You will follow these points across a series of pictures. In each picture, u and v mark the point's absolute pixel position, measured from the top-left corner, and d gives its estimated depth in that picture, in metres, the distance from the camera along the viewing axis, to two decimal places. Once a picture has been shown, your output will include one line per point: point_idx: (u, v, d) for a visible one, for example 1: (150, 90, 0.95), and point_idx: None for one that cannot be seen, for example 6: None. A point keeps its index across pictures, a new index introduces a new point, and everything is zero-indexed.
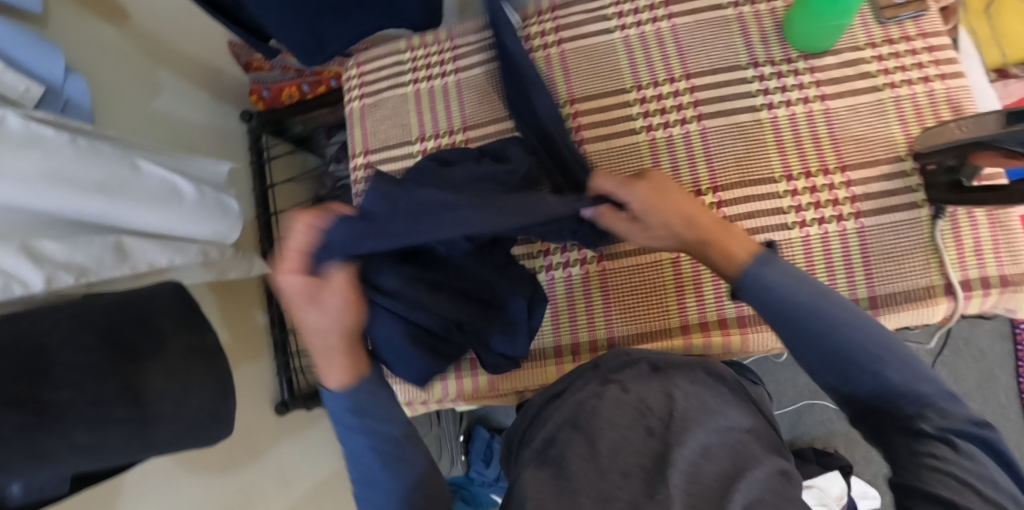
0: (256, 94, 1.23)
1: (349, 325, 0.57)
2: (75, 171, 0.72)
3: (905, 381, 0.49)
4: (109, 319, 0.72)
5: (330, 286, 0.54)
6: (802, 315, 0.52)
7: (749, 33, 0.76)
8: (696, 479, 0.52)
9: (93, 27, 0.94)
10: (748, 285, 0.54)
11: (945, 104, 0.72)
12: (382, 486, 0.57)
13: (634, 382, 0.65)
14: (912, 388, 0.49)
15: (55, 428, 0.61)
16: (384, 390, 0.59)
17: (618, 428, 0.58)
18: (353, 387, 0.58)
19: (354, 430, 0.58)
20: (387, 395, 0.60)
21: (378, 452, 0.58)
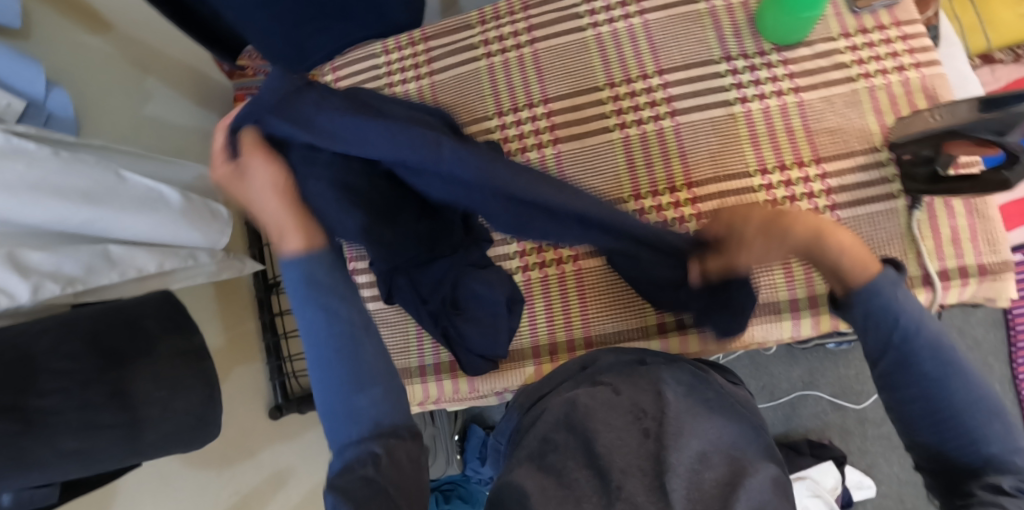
0: (241, 101, 1.24)
1: (295, 190, 0.55)
2: (60, 180, 0.71)
3: (996, 431, 0.50)
4: (96, 327, 0.70)
5: (261, 152, 0.54)
6: (905, 332, 0.53)
7: (721, 27, 0.76)
8: (697, 485, 0.51)
9: (74, 36, 0.94)
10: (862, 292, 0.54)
11: (921, 93, 0.71)
12: (347, 386, 0.52)
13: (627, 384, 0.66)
14: (995, 440, 0.50)
15: (42, 435, 0.60)
16: (347, 291, 0.55)
17: (613, 429, 0.58)
18: (309, 252, 0.54)
19: (315, 308, 0.53)
20: (346, 278, 0.55)
21: (338, 337, 0.53)
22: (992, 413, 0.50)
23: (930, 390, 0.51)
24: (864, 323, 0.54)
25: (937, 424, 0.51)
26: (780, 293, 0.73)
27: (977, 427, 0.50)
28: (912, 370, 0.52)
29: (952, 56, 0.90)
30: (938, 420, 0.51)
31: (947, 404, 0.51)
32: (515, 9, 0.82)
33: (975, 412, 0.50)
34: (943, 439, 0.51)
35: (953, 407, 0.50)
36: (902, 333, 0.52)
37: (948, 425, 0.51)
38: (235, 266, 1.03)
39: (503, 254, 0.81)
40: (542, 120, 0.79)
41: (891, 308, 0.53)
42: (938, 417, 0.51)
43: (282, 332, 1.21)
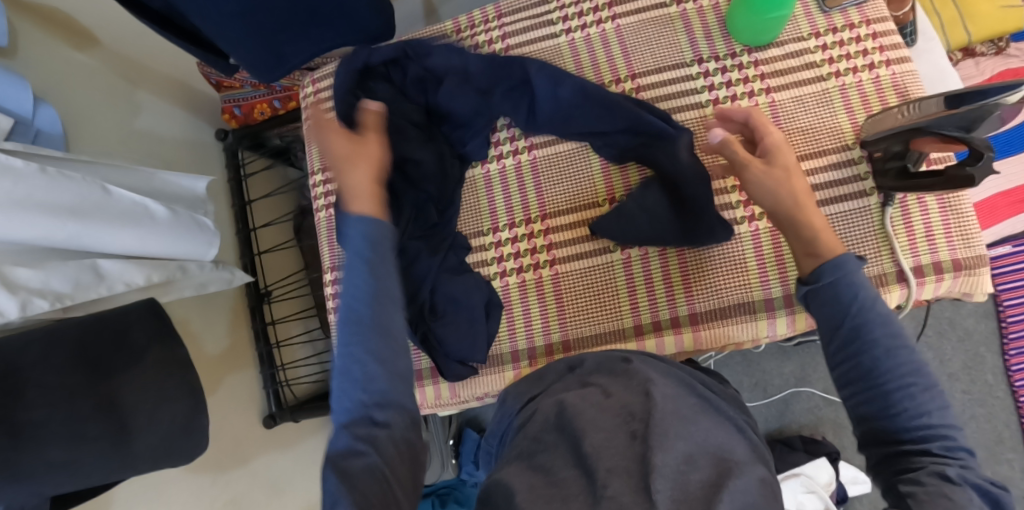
0: (228, 113, 1.25)
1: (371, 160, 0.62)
2: (46, 197, 0.71)
3: (937, 409, 0.49)
4: (83, 338, 0.71)
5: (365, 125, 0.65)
6: (856, 309, 0.53)
7: (693, 29, 0.78)
8: (682, 486, 0.48)
9: (62, 51, 0.92)
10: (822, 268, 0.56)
11: (892, 90, 0.72)
12: (363, 355, 0.52)
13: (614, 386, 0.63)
14: (936, 417, 0.49)
15: (29, 448, 0.61)
16: (379, 282, 0.55)
17: (601, 430, 0.55)
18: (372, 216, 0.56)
19: (362, 271, 0.54)
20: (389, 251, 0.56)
21: (371, 304, 0.53)
22: (934, 391, 0.50)
23: (883, 366, 0.51)
24: (828, 297, 0.54)
25: (882, 402, 0.51)
26: (755, 293, 0.73)
27: (920, 404, 0.49)
28: (866, 345, 0.52)
29: (931, 51, 0.89)
30: (884, 400, 0.51)
31: (895, 380, 0.50)
32: (490, 18, 0.84)
33: (922, 387, 0.50)
34: (888, 418, 0.50)
35: (901, 382, 0.50)
36: (859, 308, 0.53)
37: (892, 404, 0.50)
38: (223, 278, 1.01)
39: (480, 260, 0.83)
40: (520, 140, 0.83)
41: (852, 283, 0.54)
42: (886, 393, 0.50)
43: (275, 340, 1.20)
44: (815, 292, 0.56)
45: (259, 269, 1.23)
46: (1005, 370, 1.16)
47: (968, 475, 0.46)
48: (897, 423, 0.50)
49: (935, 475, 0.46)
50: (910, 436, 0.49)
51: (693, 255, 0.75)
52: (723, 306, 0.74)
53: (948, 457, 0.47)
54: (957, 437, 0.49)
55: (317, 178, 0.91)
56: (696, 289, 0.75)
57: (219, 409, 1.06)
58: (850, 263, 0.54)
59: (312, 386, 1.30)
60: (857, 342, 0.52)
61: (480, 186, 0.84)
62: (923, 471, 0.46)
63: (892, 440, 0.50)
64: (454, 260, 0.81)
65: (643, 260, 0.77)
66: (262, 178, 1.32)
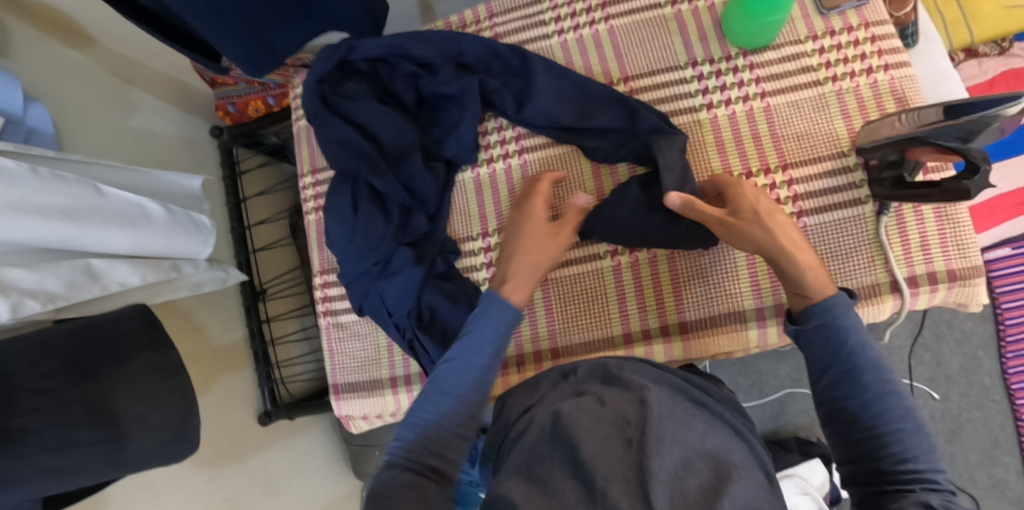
0: (223, 110, 1.21)
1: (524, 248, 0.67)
2: (37, 197, 0.68)
3: (925, 452, 0.50)
4: (73, 342, 0.69)
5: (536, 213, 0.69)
6: (848, 352, 0.54)
7: (687, 31, 0.77)
8: (680, 491, 0.48)
9: (51, 43, 0.89)
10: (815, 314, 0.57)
11: (890, 96, 0.70)
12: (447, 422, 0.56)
13: (611, 393, 0.61)
14: (923, 459, 0.50)
15: (19, 454, 0.60)
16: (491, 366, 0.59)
17: (597, 438, 0.54)
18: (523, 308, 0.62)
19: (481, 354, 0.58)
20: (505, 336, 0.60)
21: (474, 382, 0.58)
22: (921, 435, 0.51)
23: (871, 407, 0.52)
24: (817, 338, 0.56)
25: (869, 439, 0.52)
26: (745, 303, 0.73)
27: (907, 445, 0.50)
28: (856, 385, 0.53)
29: (931, 51, 0.87)
30: (870, 438, 0.52)
31: (882, 421, 0.52)
32: (482, 17, 0.85)
33: (909, 430, 0.51)
34: (874, 457, 0.51)
35: (888, 423, 0.51)
36: (851, 350, 0.54)
37: (879, 442, 0.51)
38: (218, 277, 0.98)
39: (470, 265, 0.82)
40: (510, 143, 0.82)
41: (845, 324, 0.55)
42: (873, 432, 0.52)
43: (270, 339, 1.20)
44: (806, 332, 0.57)
45: (255, 267, 1.22)
46: (1003, 373, 1.15)
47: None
48: (885, 460, 0.51)
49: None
50: (896, 474, 0.50)
51: (684, 263, 0.75)
52: (712, 315, 0.74)
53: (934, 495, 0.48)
54: (944, 480, 0.50)
55: (307, 180, 0.91)
56: (686, 297, 0.75)
57: (213, 408, 1.06)
58: (842, 304, 0.55)
59: (308, 383, 1.31)
60: (848, 383, 0.54)
61: (470, 189, 0.84)
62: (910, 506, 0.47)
63: (879, 479, 0.51)
64: (441, 266, 0.81)
65: (634, 267, 0.77)
66: (257, 175, 1.30)
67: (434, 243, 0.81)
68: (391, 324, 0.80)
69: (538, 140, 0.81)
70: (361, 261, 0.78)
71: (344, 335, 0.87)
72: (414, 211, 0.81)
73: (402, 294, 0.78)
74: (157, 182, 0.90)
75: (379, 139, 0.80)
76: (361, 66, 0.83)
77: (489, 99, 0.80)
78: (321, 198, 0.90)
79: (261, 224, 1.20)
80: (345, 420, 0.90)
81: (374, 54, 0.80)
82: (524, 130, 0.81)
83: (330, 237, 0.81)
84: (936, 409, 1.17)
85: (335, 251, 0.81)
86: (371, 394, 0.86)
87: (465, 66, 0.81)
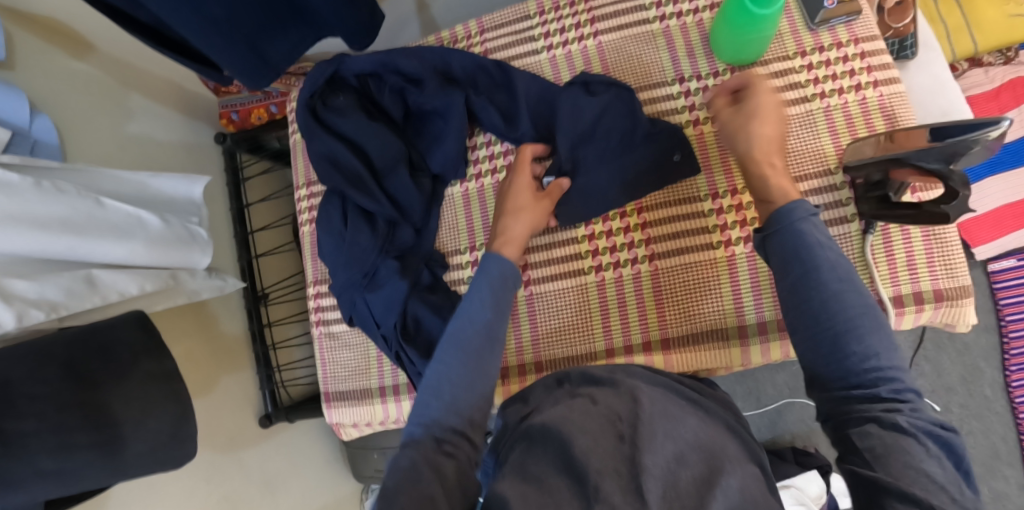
0: (226, 118, 1.26)
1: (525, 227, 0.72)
2: (39, 211, 0.70)
3: (885, 350, 0.48)
4: (71, 351, 0.72)
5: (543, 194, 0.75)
6: (811, 258, 0.51)
7: (675, 46, 0.79)
8: (672, 483, 0.49)
9: (55, 55, 0.92)
10: (787, 223, 0.54)
11: (879, 112, 0.70)
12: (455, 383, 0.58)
13: (603, 393, 0.62)
14: (885, 358, 0.48)
15: (20, 456, 0.63)
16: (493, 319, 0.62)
17: (588, 432, 0.54)
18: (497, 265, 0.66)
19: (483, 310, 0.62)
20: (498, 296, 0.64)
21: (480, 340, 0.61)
22: (881, 331, 0.49)
23: (834, 307, 0.50)
24: (782, 240, 0.53)
25: (830, 348, 0.49)
26: (728, 319, 0.74)
27: (871, 349, 0.48)
28: (814, 288, 0.51)
29: (931, 63, 0.86)
30: (831, 343, 0.49)
31: (843, 326, 0.49)
32: (473, 33, 0.89)
33: (868, 330, 0.49)
34: (842, 367, 0.49)
35: (851, 325, 0.49)
36: (811, 253, 0.51)
37: (841, 350, 0.49)
38: (216, 284, 1.00)
39: (458, 278, 0.84)
40: (498, 158, 0.84)
41: (804, 231, 0.53)
42: (835, 340, 0.49)
43: (271, 342, 1.22)
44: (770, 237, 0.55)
45: (257, 271, 1.24)
46: (1006, 385, 1.13)
47: (919, 419, 0.46)
48: (846, 364, 0.48)
49: (885, 426, 0.46)
50: (860, 380, 0.48)
51: (668, 278, 0.76)
52: (696, 331, 0.74)
53: (899, 404, 0.47)
54: (903, 377, 0.48)
55: (303, 192, 0.94)
56: (671, 313, 0.76)
57: (214, 410, 1.08)
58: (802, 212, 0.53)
59: (307, 386, 1.33)
60: (806, 290, 0.51)
61: (458, 203, 0.86)
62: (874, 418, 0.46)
63: (839, 387, 0.49)
64: (427, 278, 0.83)
65: (618, 283, 0.78)
66: (260, 181, 1.32)
67: (421, 256, 0.84)
68: (379, 335, 0.82)
69: None
70: (348, 273, 0.82)
71: (335, 345, 0.90)
72: (401, 225, 0.83)
73: (388, 306, 0.80)
74: (159, 193, 0.93)
75: (366, 152, 0.82)
76: (351, 81, 0.86)
77: (475, 116, 0.83)
78: (314, 209, 0.92)
79: (264, 229, 1.23)
80: (336, 427, 0.92)
81: (363, 70, 0.83)
82: (512, 145, 0.83)
83: (321, 248, 0.84)
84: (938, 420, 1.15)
85: (326, 263, 0.85)
86: (360, 402, 0.88)
87: (451, 77, 0.84)
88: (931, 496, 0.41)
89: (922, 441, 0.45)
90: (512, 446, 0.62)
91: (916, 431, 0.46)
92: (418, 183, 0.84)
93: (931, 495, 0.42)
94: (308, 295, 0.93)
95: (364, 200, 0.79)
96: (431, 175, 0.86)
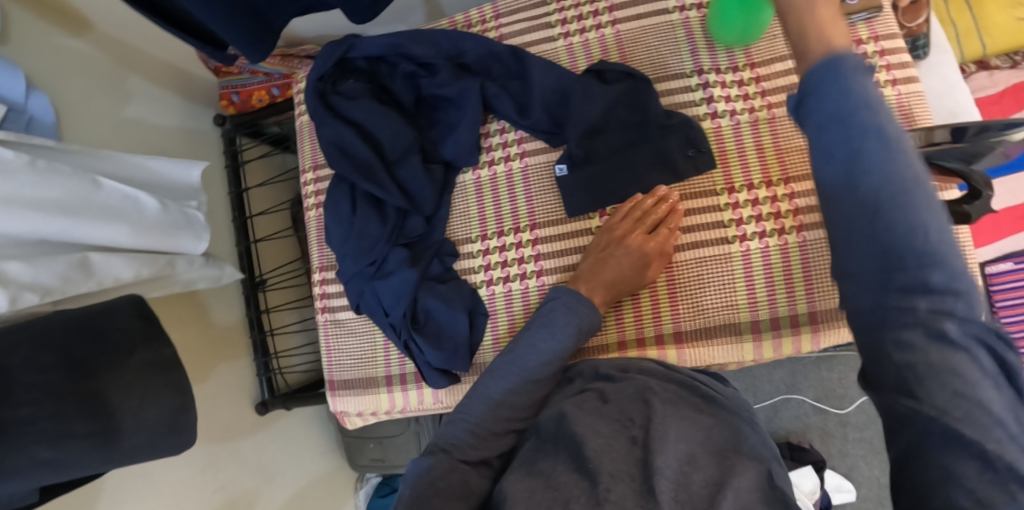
0: (226, 99, 1.20)
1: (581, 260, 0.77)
2: (32, 191, 0.68)
3: (933, 221, 0.37)
4: (68, 336, 0.69)
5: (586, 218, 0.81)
6: (854, 121, 0.37)
7: (694, 38, 0.79)
8: (685, 486, 0.49)
9: (47, 32, 0.88)
10: (825, 90, 0.38)
11: (897, 112, 0.72)
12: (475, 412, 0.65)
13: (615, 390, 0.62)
14: (934, 234, 0.37)
15: (16, 446, 0.61)
16: (535, 353, 0.67)
17: (601, 435, 0.54)
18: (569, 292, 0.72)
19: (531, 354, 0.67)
20: (564, 332, 0.68)
21: (520, 372, 0.66)
22: (928, 196, 0.37)
23: (871, 167, 0.37)
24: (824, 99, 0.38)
25: (851, 229, 0.39)
26: (741, 315, 0.74)
27: (916, 220, 0.37)
28: (851, 151, 0.38)
29: (943, 64, 0.84)
30: (863, 217, 0.38)
31: (881, 219, 0.37)
32: (487, 18, 0.88)
33: (912, 192, 0.37)
34: (887, 269, 0.37)
35: (894, 197, 0.37)
36: (860, 129, 0.37)
37: (876, 233, 0.37)
38: (212, 273, 0.98)
39: (468, 268, 0.84)
40: (511, 146, 0.84)
41: (852, 96, 0.37)
42: (869, 212, 0.37)
43: (269, 328, 1.19)
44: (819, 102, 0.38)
45: (255, 257, 1.21)
46: None
47: (972, 329, 0.37)
48: (888, 245, 0.37)
49: (932, 335, 0.36)
50: (902, 265, 0.37)
51: (683, 272, 0.76)
52: (709, 326, 0.75)
53: (948, 295, 0.36)
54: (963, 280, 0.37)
55: (309, 176, 0.93)
56: (683, 309, 0.76)
57: (209, 397, 1.06)
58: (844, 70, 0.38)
59: (304, 374, 1.31)
60: (833, 154, 0.39)
61: (470, 192, 0.85)
62: (913, 336, 0.37)
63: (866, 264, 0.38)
64: (437, 269, 0.83)
65: None
66: (259, 165, 1.29)
67: (431, 245, 0.84)
68: (387, 324, 0.81)
69: (539, 144, 0.82)
70: (357, 262, 0.80)
71: (341, 332, 0.88)
72: (411, 213, 0.83)
73: (398, 296, 0.79)
74: (157, 175, 0.90)
75: (377, 140, 0.81)
76: (362, 64, 0.85)
77: (489, 103, 0.82)
78: (321, 195, 0.91)
79: (263, 213, 1.20)
80: (340, 417, 0.92)
81: (374, 54, 0.82)
82: (526, 134, 0.83)
83: (328, 236, 0.83)
84: None
85: (334, 250, 0.84)
86: (366, 392, 0.87)
87: (467, 66, 0.83)
88: (984, 441, 0.35)
89: (973, 353, 0.36)
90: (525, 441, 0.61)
91: (968, 340, 0.36)
92: (430, 172, 0.83)
93: (985, 440, 0.35)
94: (314, 283, 0.92)
95: (373, 189, 0.78)
96: (443, 163, 0.85)
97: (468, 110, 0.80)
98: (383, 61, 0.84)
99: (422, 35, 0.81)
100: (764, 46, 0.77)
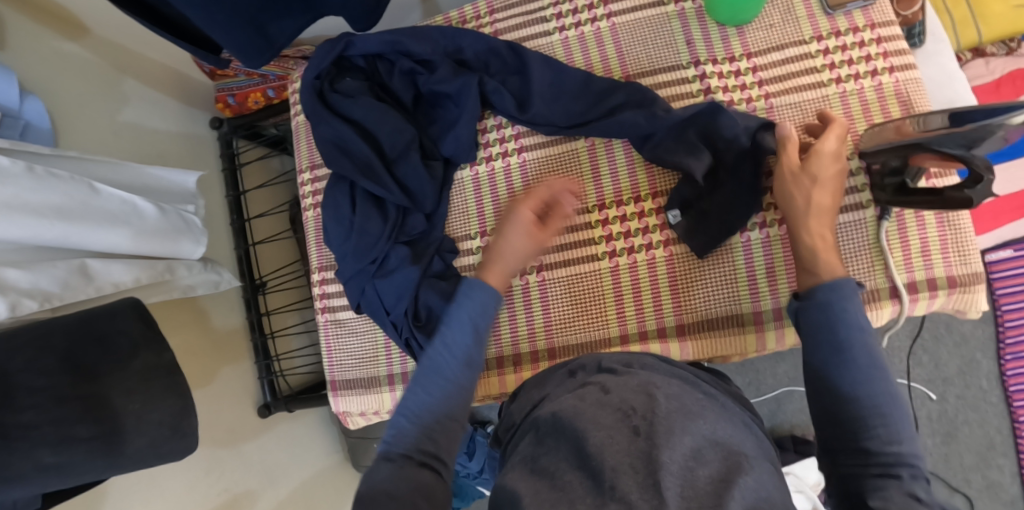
0: (222, 102, 1.21)
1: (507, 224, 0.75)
2: (32, 197, 0.67)
3: (907, 439, 0.48)
4: (70, 341, 0.69)
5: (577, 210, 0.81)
6: (845, 342, 0.51)
7: (690, 30, 0.79)
8: (690, 484, 0.47)
9: (43, 36, 0.87)
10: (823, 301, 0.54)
11: (895, 99, 0.72)
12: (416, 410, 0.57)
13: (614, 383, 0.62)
14: (905, 445, 0.47)
15: (18, 450, 0.60)
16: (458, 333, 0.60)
17: (602, 428, 0.53)
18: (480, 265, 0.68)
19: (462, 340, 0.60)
20: None
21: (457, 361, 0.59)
22: (901, 414, 0.49)
23: (863, 381, 0.50)
24: (817, 317, 0.54)
25: (853, 427, 0.49)
26: (743, 305, 0.74)
27: (887, 445, 0.47)
28: (845, 362, 0.51)
29: (939, 54, 0.84)
30: (856, 421, 0.49)
31: (868, 424, 0.48)
32: (482, 13, 0.87)
33: (897, 407, 0.49)
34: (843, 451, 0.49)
35: (888, 407, 0.49)
36: (847, 347, 0.51)
37: (869, 428, 0.48)
38: (211, 278, 0.98)
39: (468, 264, 0.84)
40: (509, 141, 0.84)
41: (847, 309, 0.53)
42: (865, 414, 0.49)
43: (270, 331, 1.19)
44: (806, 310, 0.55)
45: (254, 260, 1.21)
46: (1001, 374, 1.14)
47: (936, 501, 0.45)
48: (871, 445, 0.48)
49: (906, 495, 0.44)
50: (879, 460, 0.47)
51: (683, 264, 0.76)
52: (709, 317, 0.75)
53: (918, 484, 0.46)
54: (921, 461, 0.48)
55: (306, 176, 0.93)
56: (684, 299, 0.76)
57: (212, 401, 1.05)
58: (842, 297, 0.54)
59: (306, 376, 1.31)
60: (835, 365, 0.51)
61: (469, 188, 0.85)
62: (895, 497, 0.44)
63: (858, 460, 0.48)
64: (438, 266, 0.82)
65: (632, 268, 0.78)
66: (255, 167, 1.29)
67: (431, 242, 0.83)
68: (388, 322, 0.81)
69: (538, 139, 0.83)
70: (356, 260, 0.80)
71: (342, 332, 0.88)
72: (411, 211, 0.83)
73: (399, 295, 0.79)
74: (153, 180, 0.89)
75: (376, 138, 0.81)
76: (358, 62, 0.84)
77: (487, 99, 0.82)
78: (319, 194, 0.91)
79: (262, 215, 1.20)
80: (343, 416, 0.91)
81: (371, 51, 0.81)
82: (524, 129, 0.83)
83: (327, 235, 0.83)
84: (932, 409, 1.16)
85: (332, 249, 0.84)
86: (368, 391, 0.87)
87: (464, 62, 0.83)
88: None
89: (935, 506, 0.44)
90: (521, 437, 0.61)
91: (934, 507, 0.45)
92: (429, 169, 0.83)
93: None
94: (313, 283, 0.91)
95: (372, 187, 0.78)
96: (442, 160, 0.85)
97: (465, 106, 0.80)
98: (378, 59, 0.84)
99: (418, 32, 0.81)
100: (760, 36, 0.77)
